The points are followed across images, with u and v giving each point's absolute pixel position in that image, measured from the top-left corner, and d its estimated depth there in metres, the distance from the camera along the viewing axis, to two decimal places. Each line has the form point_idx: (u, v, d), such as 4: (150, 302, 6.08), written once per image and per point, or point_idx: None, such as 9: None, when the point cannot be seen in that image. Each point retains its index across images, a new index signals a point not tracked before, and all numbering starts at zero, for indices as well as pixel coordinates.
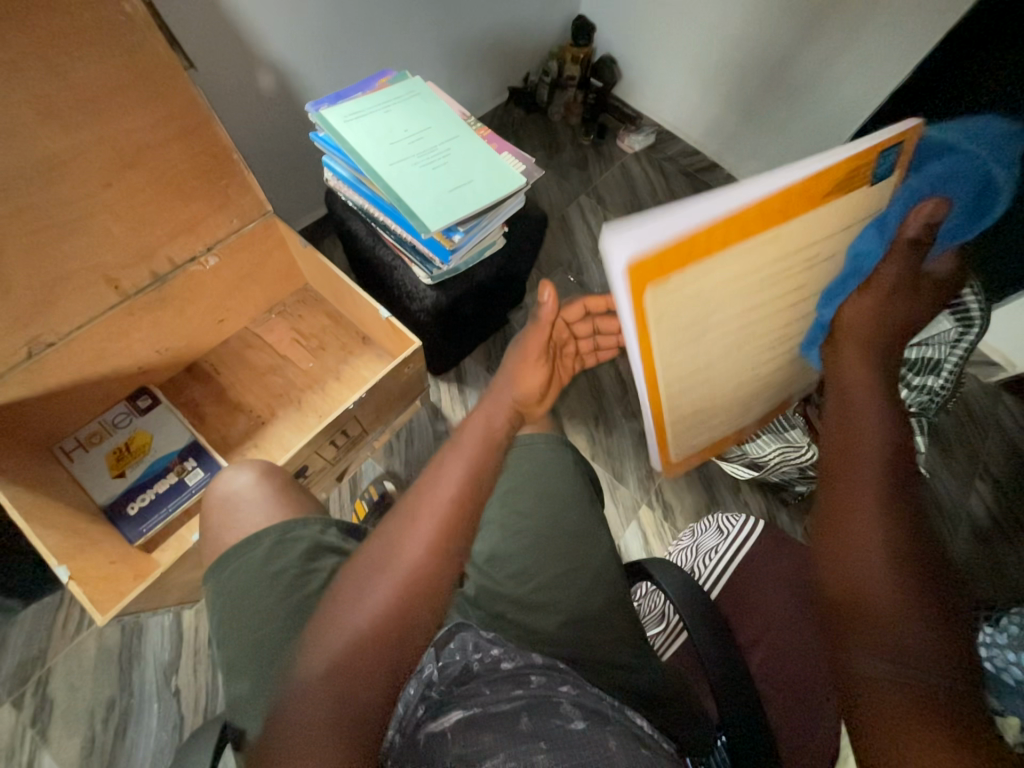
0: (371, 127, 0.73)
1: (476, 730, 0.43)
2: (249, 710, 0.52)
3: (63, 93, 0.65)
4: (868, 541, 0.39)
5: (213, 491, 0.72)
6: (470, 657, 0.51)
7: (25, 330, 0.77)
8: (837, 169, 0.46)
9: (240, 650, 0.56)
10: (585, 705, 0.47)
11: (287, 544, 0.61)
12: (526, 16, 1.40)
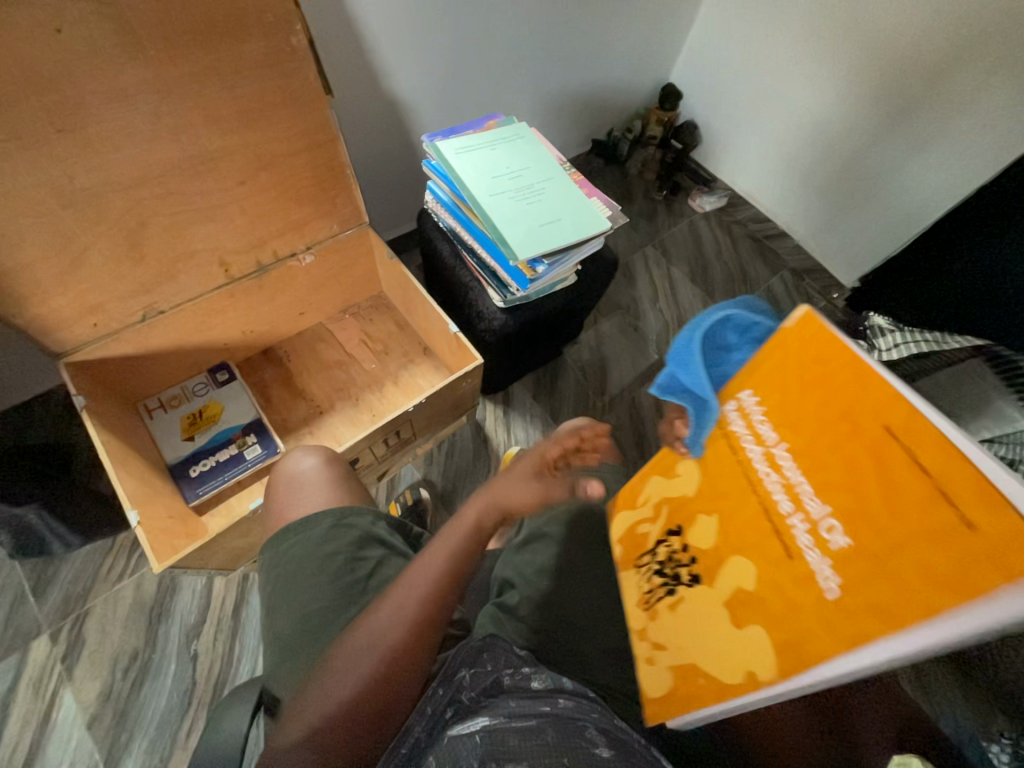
0: (478, 162, 0.81)
1: (501, 734, 0.44)
2: (282, 680, 0.56)
3: (227, 104, 0.76)
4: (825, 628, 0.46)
5: (279, 469, 0.77)
6: (501, 671, 0.52)
7: (146, 296, 0.87)
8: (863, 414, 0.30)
9: (286, 624, 0.59)
10: (610, 734, 0.46)
11: (341, 530, 0.65)
12: (622, 78, 1.50)
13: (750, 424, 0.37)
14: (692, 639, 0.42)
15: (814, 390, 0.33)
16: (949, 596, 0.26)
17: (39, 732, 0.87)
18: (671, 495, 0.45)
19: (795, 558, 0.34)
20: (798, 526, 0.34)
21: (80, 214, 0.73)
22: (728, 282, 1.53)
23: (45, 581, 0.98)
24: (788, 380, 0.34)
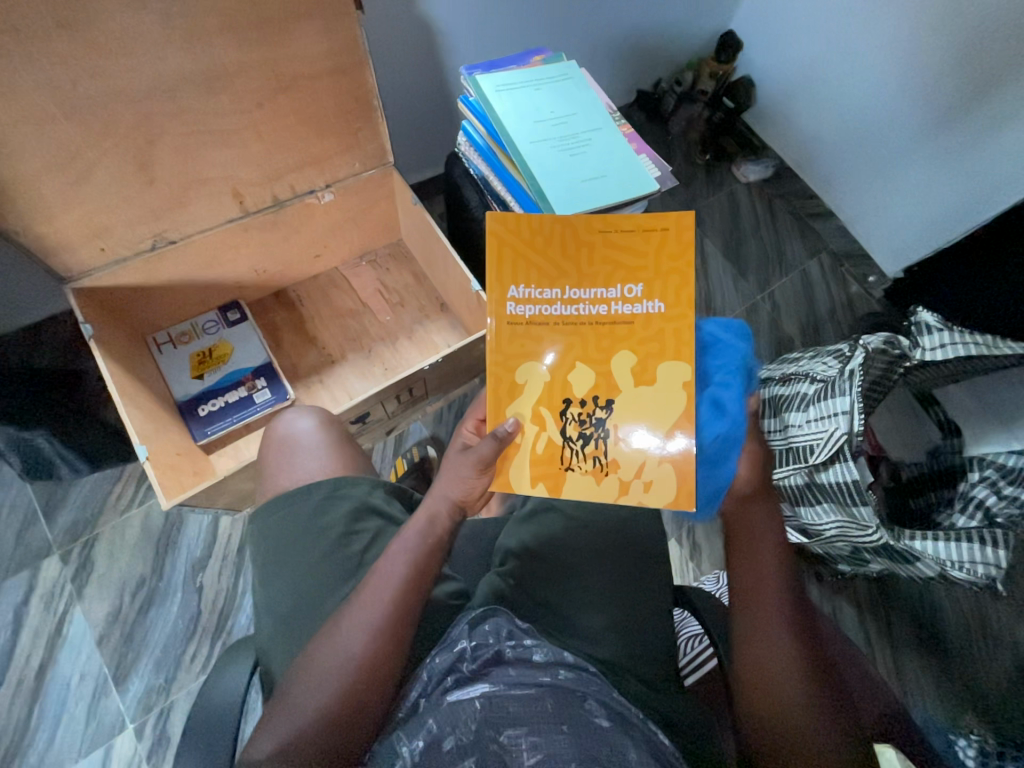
0: (520, 102, 0.73)
1: (502, 701, 0.47)
2: (272, 645, 0.58)
3: (246, 10, 0.67)
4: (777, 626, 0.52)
5: (274, 429, 0.76)
6: (503, 644, 0.52)
7: (155, 223, 0.82)
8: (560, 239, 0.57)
9: (284, 589, 0.61)
10: (609, 706, 0.49)
11: (335, 500, 0.65)
12: (679, 18, 1.35)
13: (535, 303, 0.58)
14: (644, 431, 0.56)
15: (535, 226, 0.57)
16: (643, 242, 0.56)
17: (51, 644, 0.91)
18: (539, 394, 0.58)
19: (633, 321, 0.57)
20: (617, 309, 0.57)
21: (85, 128, 0.67)
22: (763, 261, 1.45)
23: (56, 503, 0.99)
24: (531, 246, 0.57)
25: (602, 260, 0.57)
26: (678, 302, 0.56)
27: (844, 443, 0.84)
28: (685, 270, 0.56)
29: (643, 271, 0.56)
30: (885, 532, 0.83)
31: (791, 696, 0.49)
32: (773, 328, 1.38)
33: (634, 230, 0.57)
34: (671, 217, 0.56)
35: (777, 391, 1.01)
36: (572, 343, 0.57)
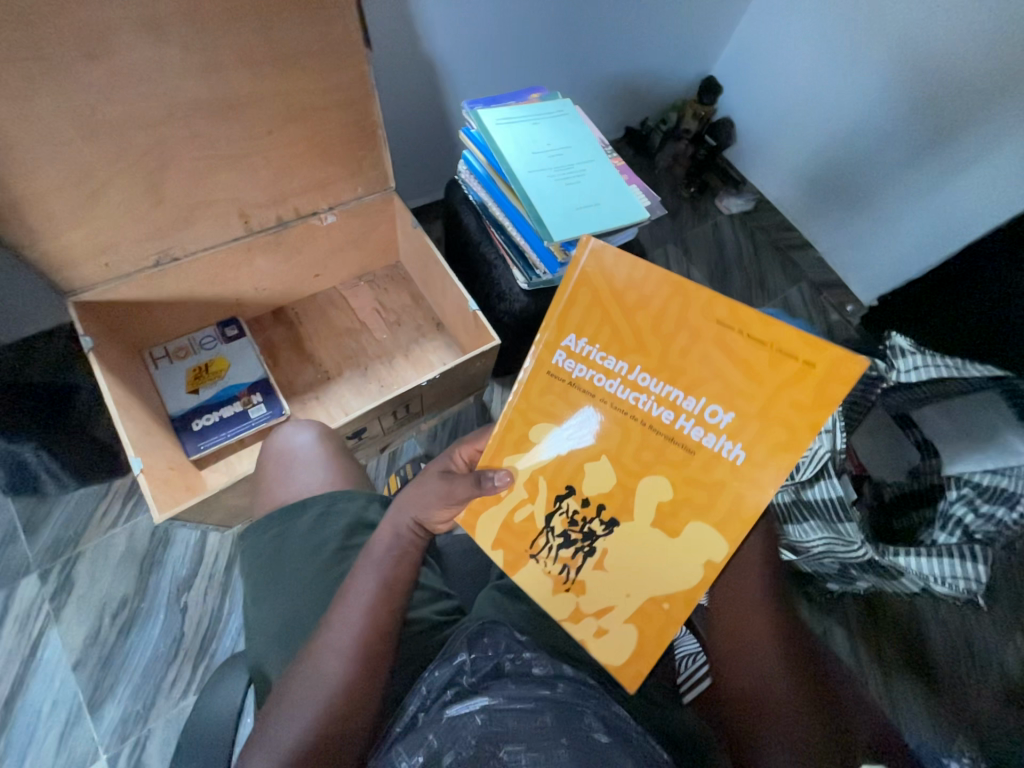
0: (519, 135, 0.78)
1: (501, 714, 0.46)
2: (264, 662, 0.57)
3: (262, 46, 0.71)
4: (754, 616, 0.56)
5: (271, 444, 0.77)
6: (502, 657, 0.53)
7: (161, 240, 0.84)
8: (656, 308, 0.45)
9: (276, 605, 0.60)
10: (609, 721, 0.48)
11: (331, 516, 0.66)
12: (664, 64, 1.45)
13: (591, 367, 0.48)
14: (631, 570, 0.51)
15: (635, 288, 0.45)
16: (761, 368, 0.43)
17: (23, 670, 0.87)
18: (543, 464, 0.53)
19: (693, 451, 0.47)
20: (682, 426, 0.47)
21: (101, 148, 0.70)
22: (746, 288, 1.51)
23: (38, 520, 0.97)
24: (615, 306, 0.46)
25: (697, 358, 0.44)
26: (752, 458, 0.45)
27: (828, 460, 0.88)
28: (788, 430, 0.43)
29: (741, 400, 0.44)
30: (870, 547, 0.85)
31: (756, 640, 0.55)
32: None
33: (771, 350, 0.42)
34: (827, 356, 0.40)
35: None
36: (601, 436, 0.49)
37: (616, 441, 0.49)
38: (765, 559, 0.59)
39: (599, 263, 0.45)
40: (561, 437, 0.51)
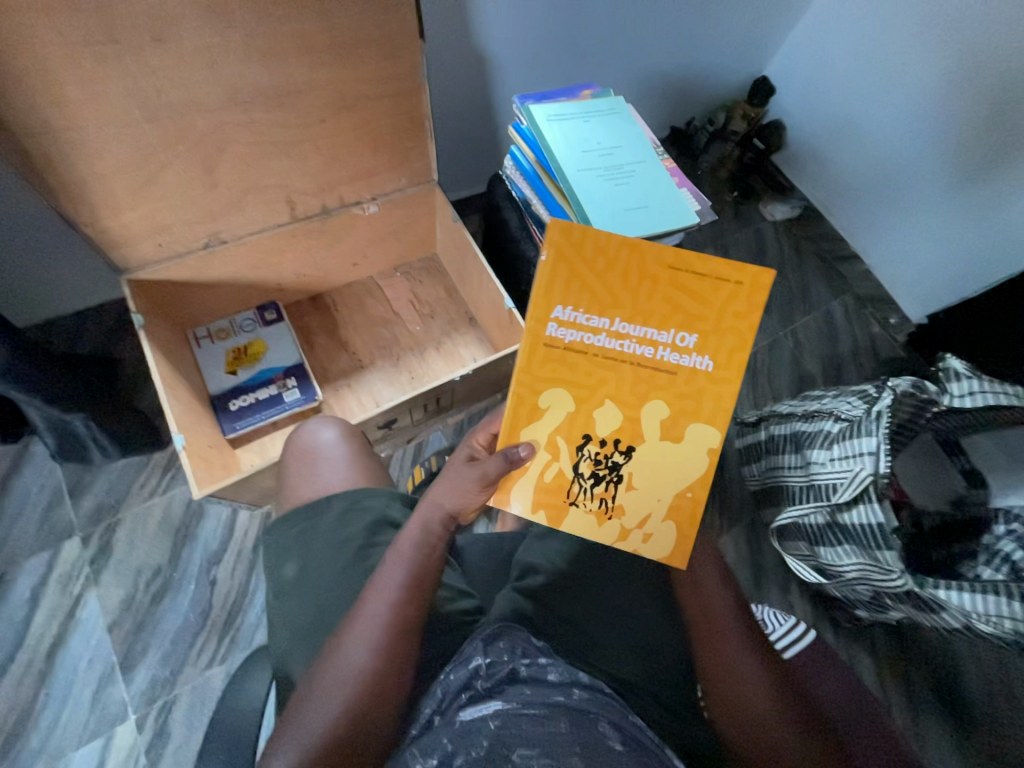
0: (570, 132, 0.76)
1: (515, 719, 0.46)
2: (295, 643, 0.59)
3: (321, 35, 0.71)
4: (733, 646, 0.57)
5: (295, 440, 0.78)
6: (517, 662, 0.53)
7: (212, 224, 0.86)
8: (621, 260, 0.51)
9: (302, 594, 0.61)
10: (624, 731, 0.48)
11: (355, 513, 0.66)
12: (717, 62, 1.41)
13: (580, 330, 0.54)
14: (655, 486, 0.57)
15: (597, 243, 0.51)
16: (709, 290, 0.52)
17: (64, 626, 0.92)
18: (559, 423, 0.56)
19: (678, 372, 0.54)
20: (663, 356, 0.54)
21: (162, 131, 0.71)
22: (787, 297, 1.47)
23: (83, 485, 1.01)
24: (585, 265, 0.52)
25: (662, 296, 0.52)
26: (727, 364, 0.53)
27: (870, 484, 0.84)
28: (744, 332, 0.53)
29: (702, 322, 0.53)
30: (909, 579, 0.81)
31: (757, 685, 0.55)
32: (795, 364, 1.39)
33: (709, 276, 0.51)
34: (749, 273, 0.51)
35: (800, 427, 1.01)
36: (607, 383, 0.55)
37: (620, 385, 0.55)
38: (727, 583, 0.62)
39: (565, 233, 0.51)
40: (571, 392, 0.55)
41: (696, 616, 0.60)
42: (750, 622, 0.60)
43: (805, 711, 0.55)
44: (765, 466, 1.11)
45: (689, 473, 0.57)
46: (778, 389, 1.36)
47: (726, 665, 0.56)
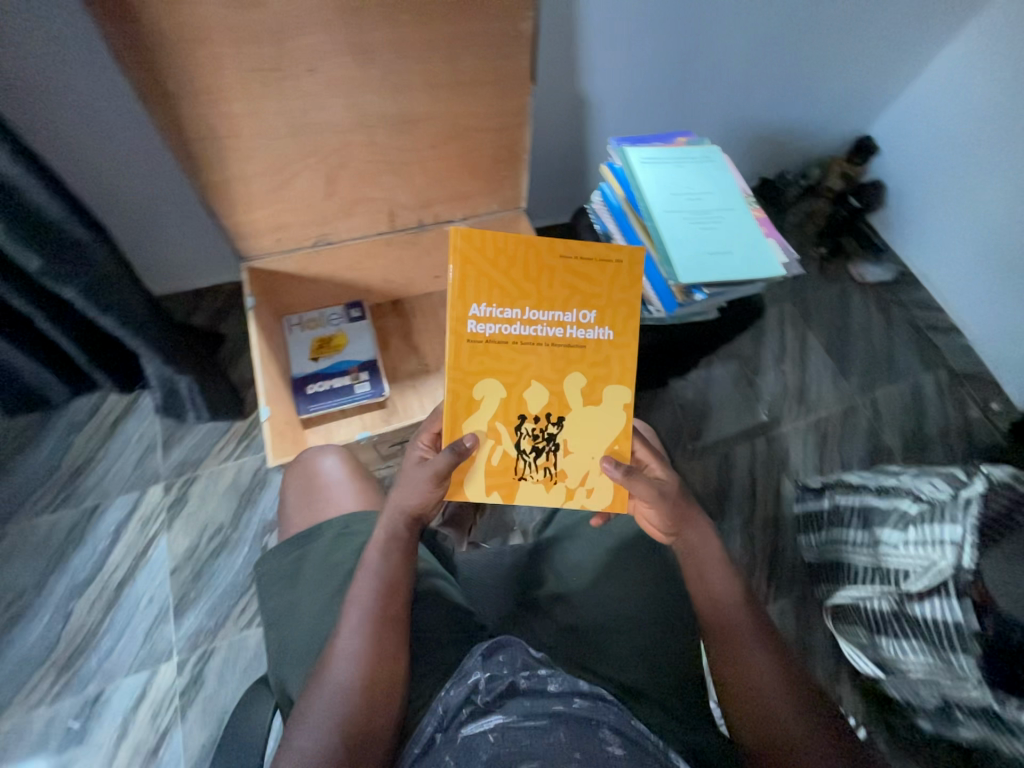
0: (661, 175, 0.79)
1: (513, 731, 0.51)
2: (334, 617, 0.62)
3: (445, 72, 0.80)
4: (748, 647, 0.58)
5: (296, 467, 0.85)
6: (517, 674, 0.58)
7: (323, 227, 0.97)
8: (523, 259, 0.60)
9: (324, 596, 0.66)
10: (625, 734, 0.53)
11: (345, 539, 0.72)
12: (819, 119, 1.39)
13: (496, 322, 0.61)
14: (589, 446, 0.64)
15: (497, 247, 0.59)
16: (592, 269, 0.61)
17: (135, 562, 1.03)
18: (495, 409, 0.62)
19: (586, 345, 0.62)
20: (572, 332, 0.62)
21: (299, 144, 0.83)
22: (869, 363, 1.38)
23: (173, 440, 1.14)
24: (493, 268, 0.60)
25: (561, 282, 0.61)
26: (624, 330, 0.62)
27: (949, 577, 0.76)
28: (632, 302, 0.62)
29: (597, 298, 0.62)
30: (987, 691, 0.74)
31: (777, 700, 0.56)
32: (871, 435, 1.30)
33: (589, 260, 0.61)
34: (625, 252, 0.61)
35: (872, 501, 0.94)
36: (530, 364, 0.62)
37: (542, 365, 0.62)
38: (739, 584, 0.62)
39: (467, 245, 0.59)
40: (498, 381, 0.62)
41: (710, 618, 0.61)
42: (761, 621, 0.61)
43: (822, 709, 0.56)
44: (826, 537, 1.04)
45: (615, 427, 0.64)
46: (849, 459, 1.27)
47: (743, 670, 0.58)
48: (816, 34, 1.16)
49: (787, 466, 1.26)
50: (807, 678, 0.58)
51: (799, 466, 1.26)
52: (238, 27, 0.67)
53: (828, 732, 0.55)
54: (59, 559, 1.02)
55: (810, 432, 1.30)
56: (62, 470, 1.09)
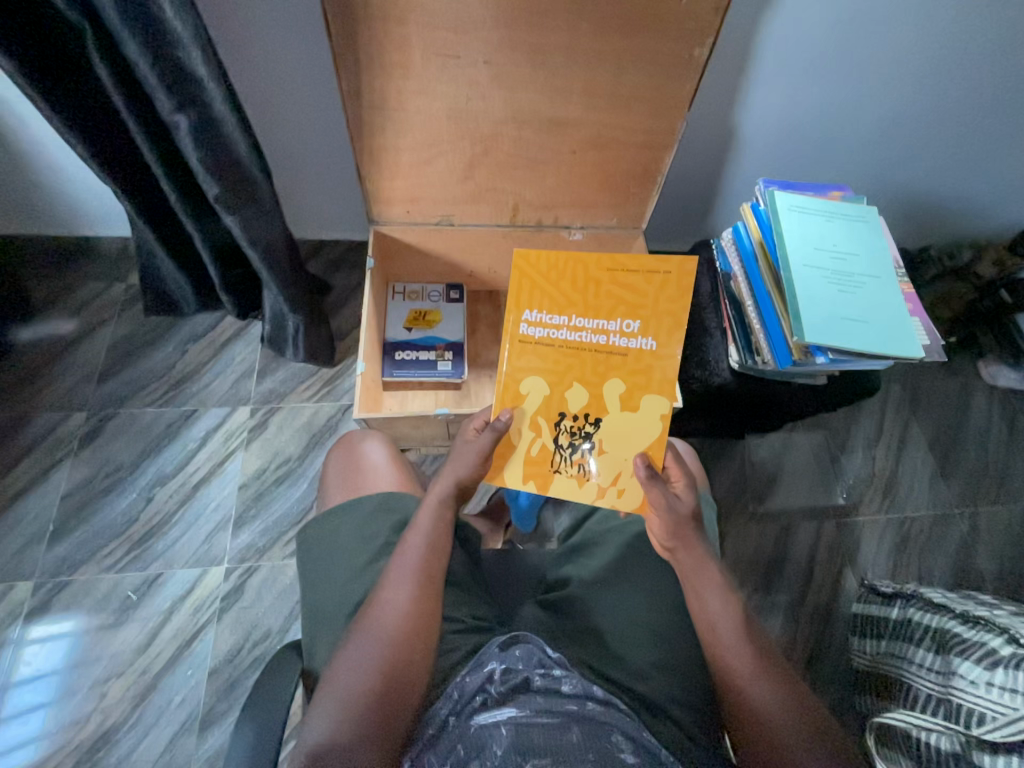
0: (807, 225, 0.75)
1: (527, 728, 0.52)
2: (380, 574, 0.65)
3: (609, 83, 0.81)
4: (745, 669, 0.57)
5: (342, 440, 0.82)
6: (532, 671, 0.58)
7: (449, 207, 1.01)
8: (577, 272, 0.67)
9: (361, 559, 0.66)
10: (635, 740, 0.55)
11: (382, 513, 0.69)
12: (988, 200, 1.26)
13: (546, 326, 0.68)
14: (624, 447, 0.66)
15: (553, 261, 0.67)
16: (639, 284, 0.66)
17: (211, 469, 1.13)
18: (539, 405, 0.67)
19: (627, 352, 0.67)
20: (615, 340, 0.67)
21: (453, 127, 0.87)
22: (977, 474, 1.24)
23: (266, 370, 1.24)
24: (549, 281, 0.68)
25: (607, 294, 0.67)
26: (667, 341, 0.66)
27: None
28: (677, 314, 0.66)
29: (642, 308, 0.66)
30: None
31: (786, 732, 0.54)
32: (961, 551, 1.17)
33: (636, 274, 0.66)
34: (673, 264, 0.65)
35: (952, 625, 0.84)
36: (574, 366, 0.67)
37: (584, 368, 0.67)
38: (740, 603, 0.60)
39: (528, 259, 0.68)
40: (541, 379, 0.67)
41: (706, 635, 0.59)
42: (760, 640, 0.58)
43: (820, 725, 0.55)
44: (884, 647, 0.95)
45: (651, 433, 0.66)
46: (929, 570, 1.15)
47: (738, 689, 0.56)
48: (1010, 110, 1.05)
49: (854, 559, 1.16)
50: (807, 695, 0.57)
51: (869, 562, 1.15)
52: (433, 11, 0.71)
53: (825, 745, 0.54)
54: (153, 450, 1.14)
55: (889, 530, 1.19)
56: (172, 373, 1.22)
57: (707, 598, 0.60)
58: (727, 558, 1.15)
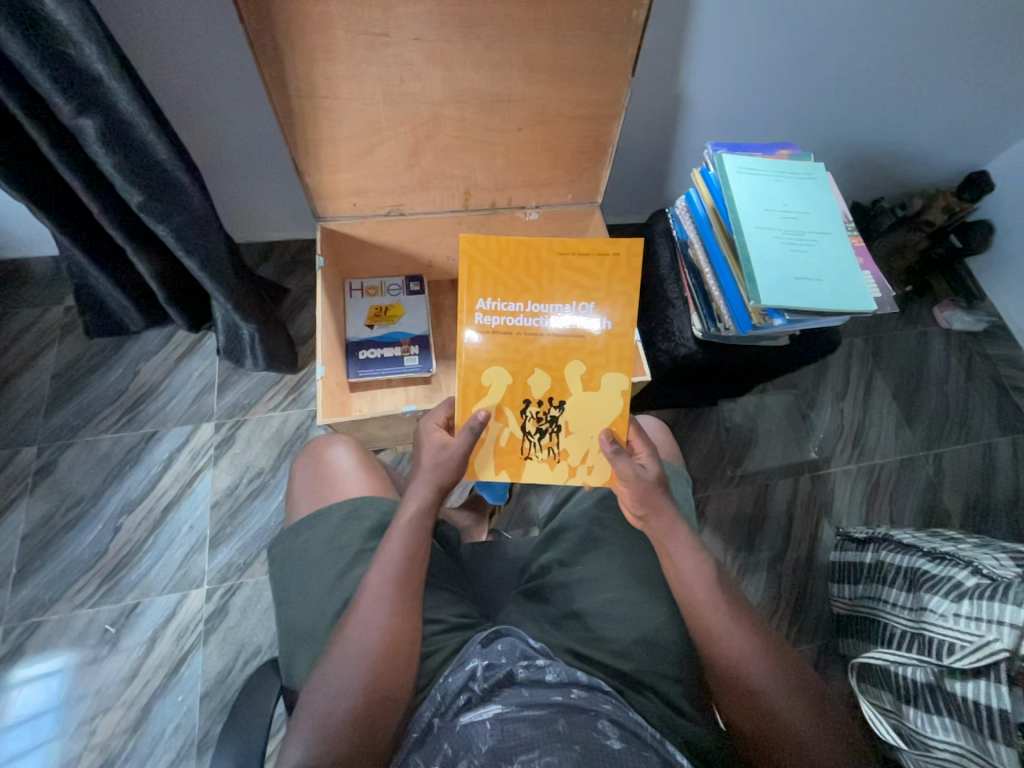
0: (757, 187, 0.75)
1: (512, 724, 0.51)
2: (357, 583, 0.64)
3: (548, 54, 0.78)
4: (720, 625, 0.58)
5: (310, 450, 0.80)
6: (515, 665, 0.58)
7: (398, 197, 0.98)
8: (528, 258, 0.65)
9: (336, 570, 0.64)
10: (622, 726, 0.54)
11: (355, 520, 0.68)
12: (935, 148, 1.28)
13: (501, 315, 0.66)
14: (591, 428, 0.66)
15: (501, 247, 0.65)
16: (591, 264, 0.65)
17: (180, 491, 1.09)
18: (502, 394, 0.66)
19: (585, 335, 0.66)
20: (572, 323, 0.66)
21: (391, 111, 0.83)
22: (939, 417, 1.29)
23: (227, 383, 1.19)
24: (499, 268, 0.65)
25: (561, 278, 0.65)
26: (622, 322, 0.65)
27: (1002, 661, 0.69)
28: (631, 294, 0.66)
29: (596, 290, 0.66)
30: None
31: (763, 682, 0.55)
32: (928, 491, 1.22)
33: (587, 255, 0.65)
34: (622, 245, 0.65)
35: (921, 564, 0.88)
36: (533, 353, 0.66)
37: (544, 353, 0.66)
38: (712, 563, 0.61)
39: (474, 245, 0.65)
40: (502, 368, 0.66)
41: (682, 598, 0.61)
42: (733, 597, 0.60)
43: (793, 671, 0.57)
44: (861, 591, 0.99)
45: (615, 411, 0.65)
46: (899, 513, 1.20)
47: (714, 646, 0.58)
48: (950, 55, 1.06)
49: (830, 510, 1.20)
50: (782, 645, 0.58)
51: (843, 511, 1.20)
52: None
53: (801, 691, 0.56)
54: (115, 477, 1.10)
55: (860, 478, 1.23)
56: (127, 395, 1.16)
57: (680, 561, 0.61)
58: (709, 523, 1.17)
